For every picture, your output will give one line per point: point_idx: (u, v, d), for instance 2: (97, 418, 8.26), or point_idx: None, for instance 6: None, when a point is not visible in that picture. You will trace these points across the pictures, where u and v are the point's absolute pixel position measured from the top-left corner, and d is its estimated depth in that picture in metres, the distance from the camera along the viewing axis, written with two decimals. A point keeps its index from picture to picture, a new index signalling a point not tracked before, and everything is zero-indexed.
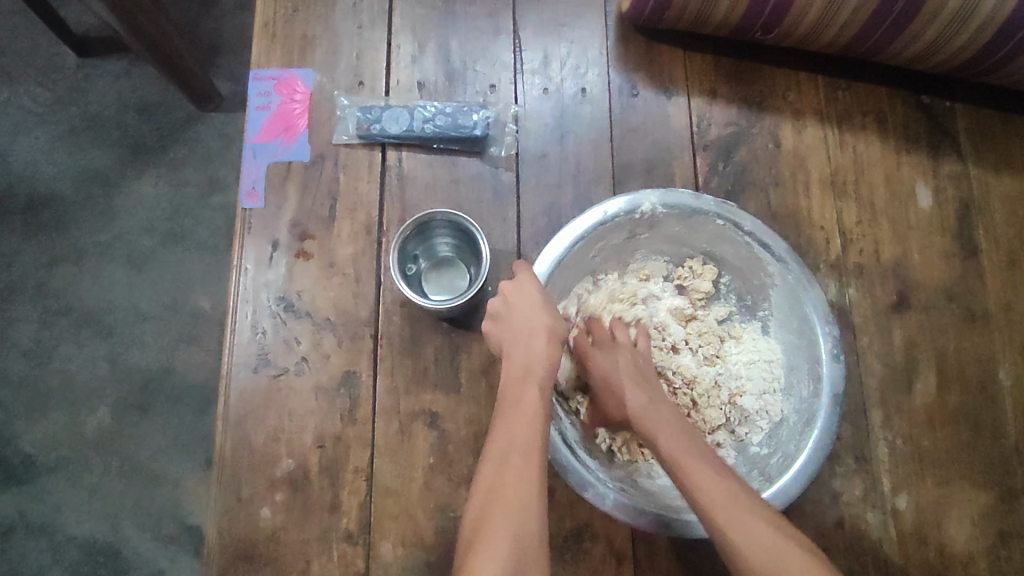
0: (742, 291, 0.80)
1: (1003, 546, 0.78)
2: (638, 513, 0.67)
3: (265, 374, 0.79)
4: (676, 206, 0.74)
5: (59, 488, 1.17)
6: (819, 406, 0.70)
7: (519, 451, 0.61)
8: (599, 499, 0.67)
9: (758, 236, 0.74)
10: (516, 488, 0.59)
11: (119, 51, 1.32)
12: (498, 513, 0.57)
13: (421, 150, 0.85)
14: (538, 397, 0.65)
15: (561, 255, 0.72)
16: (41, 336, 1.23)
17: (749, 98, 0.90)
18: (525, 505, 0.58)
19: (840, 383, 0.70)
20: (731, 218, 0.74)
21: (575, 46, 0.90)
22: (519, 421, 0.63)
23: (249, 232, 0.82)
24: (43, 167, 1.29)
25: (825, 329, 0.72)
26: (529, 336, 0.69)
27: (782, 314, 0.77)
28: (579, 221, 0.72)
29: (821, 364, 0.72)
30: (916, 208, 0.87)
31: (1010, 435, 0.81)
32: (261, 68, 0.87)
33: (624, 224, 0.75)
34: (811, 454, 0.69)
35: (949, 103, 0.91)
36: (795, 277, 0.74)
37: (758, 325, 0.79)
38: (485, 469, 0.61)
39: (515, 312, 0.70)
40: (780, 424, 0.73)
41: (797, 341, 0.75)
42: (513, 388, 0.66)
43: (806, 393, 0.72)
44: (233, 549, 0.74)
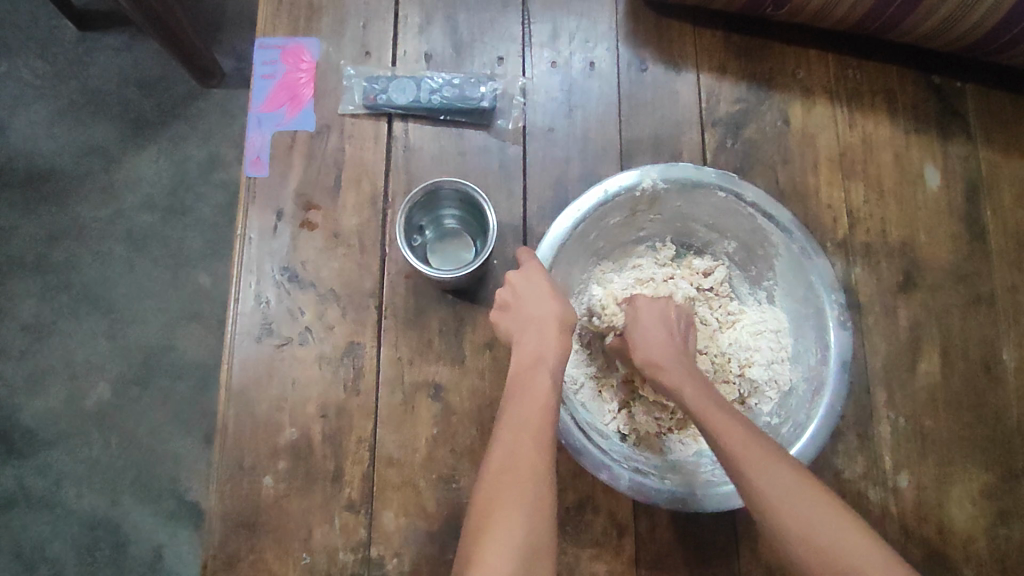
0: (748, 261, 0.80)
1: (1004, 525, 0.78)
2: (653, 492, 0.67)
3: (268, 345, 0.78)
4: (676, 179, 0.71)
5: (59, 461, 1.18)
6: (827, 372, 0.68)
7: (530, 435, 0.60)
8: (614, 480, 0.67)
9: (762, 207, 0.71)
10: (526, 472, 0.58)
11: (120, 24, 1.31)
12: (507, 497, 0.57)
13: (427, 122, 0.84)
14: (548, 380, 0.64)
15: (562, 237, 0.70)
16: (42, 310, 1.22)
17: (759, 75, 0.89)
18: (535, 487, 0.58)
19: (847, 349, 0.68)
20: (733, 189, 0.71)
21: (584, 20, 0.89)
22: (530, 404, 0.63)
23: (253, 201, 0.82)
24: (44, 141, 1.28)
25: (830, 296, 0.70)
26: (540, 326, 0.68)
27: (789, 285, 0.76)
28: (578, 202, 0.70)
29: (828, 331, 0.69)
30: (924, 188, 0.87)
31: (1013, 415, 0.81)
32: (266, 36, 0.86)
33: (624, 202, 0.73)
34: (821, 423, 0.67)
35: (960, 83, 0.90)
36: (799, 245, 0.71)
37: (764, 296, 0.79)
38: (494, 451, 0.61)
39: (523, 289, 0.69)
40: (789, 395, 0.72)
41: (804, 310, 0.74)
42: (522, 372, 0.66)
43: (813, 361, 0.70)
44: (236, 517, 0.74)
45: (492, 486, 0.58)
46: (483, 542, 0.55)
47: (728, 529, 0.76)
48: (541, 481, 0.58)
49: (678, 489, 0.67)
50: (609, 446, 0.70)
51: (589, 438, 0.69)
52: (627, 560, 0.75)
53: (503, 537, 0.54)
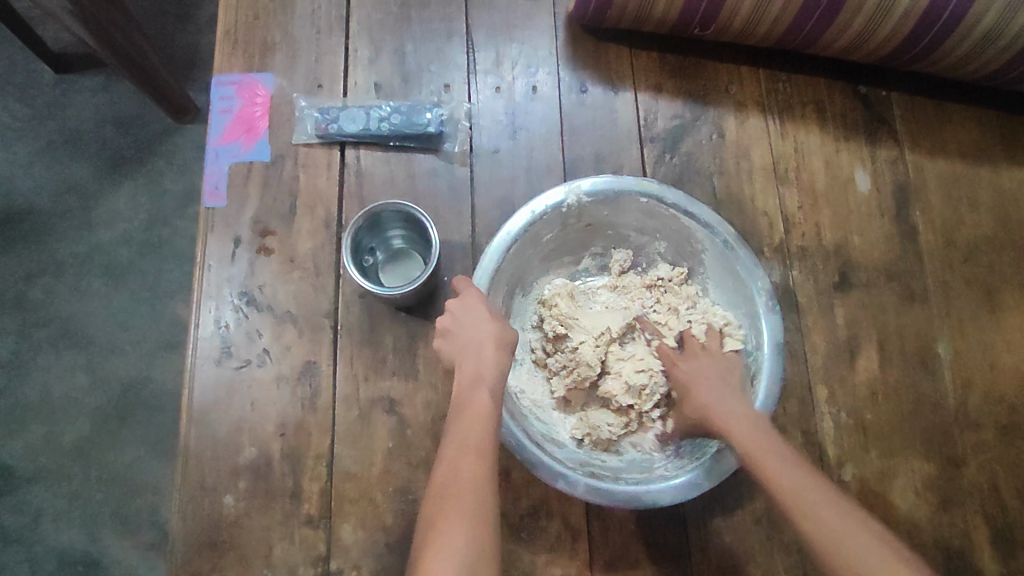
0: (680, 257, 0.84)
1: (946, 513, 0.81)
2: (610, 494, 0.68)
3: (227, 367, 0.81)
4: (598, 192, 0.76)
5: (37, 497, 1.19)
6: (763, 355, 0.73)
7: (473, 447, 0.64)
8: (570, 487, 0.68)
9: (683, 207, 0.76)
10: (470, 482, 0.61)
11: (95, 66, 1.36)
12: (452, 510, 0.60)
13: (378, 148, 0.88)
14: (488, 399, 0.67)
15: (497, 259, 0.74)
16: (19, 347, 1.25)
17: (693, 92, 0.94)
18: (479, 496, 0.61)
19: (779, 330, 0.73)
20: (654, 194, 0.76)
21: (526, 47, 0.94)
22: (472, 424, 0.65)
23: (212, 230, 0.85)
24: (21, 181, 1.31)
25: (757, 282, 0.75)
26: (478, 346, 0.71)
27: (718, 276, 0.80)
28: (510, 224, 0.74)
29: (759, 317, 0.75)
30: (856, 192, 0.91)
31: (950, 406, 0.84)
32: (223, 73, 0.91)
33: (553, 219, 0.77)
34: (763, 401, 0.72)
35: (885, 93, 0.95)
36: (722, 239, 0.76)
37: (697, 287, 0.84)
38: (438, 466, 0.64)
39: (462, 315, 0.73)
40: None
41: (735, 298, 0.79)
42: (463, 392, 0.69)
43: (751, 345, 0.76)
44: (199, 537, 0.76)
45: (437, 501, 0.61)
46: (428, 553, 0.57)
47: (679, 528, 0.79)
48: (484, 490, 0.61)
49: (634, 489, 0.69)
50: (563, 455, 0.72)
51: (543, 449, 0.71)
52: (581, 563, 0.77)
53: (446, 544, 0.57)
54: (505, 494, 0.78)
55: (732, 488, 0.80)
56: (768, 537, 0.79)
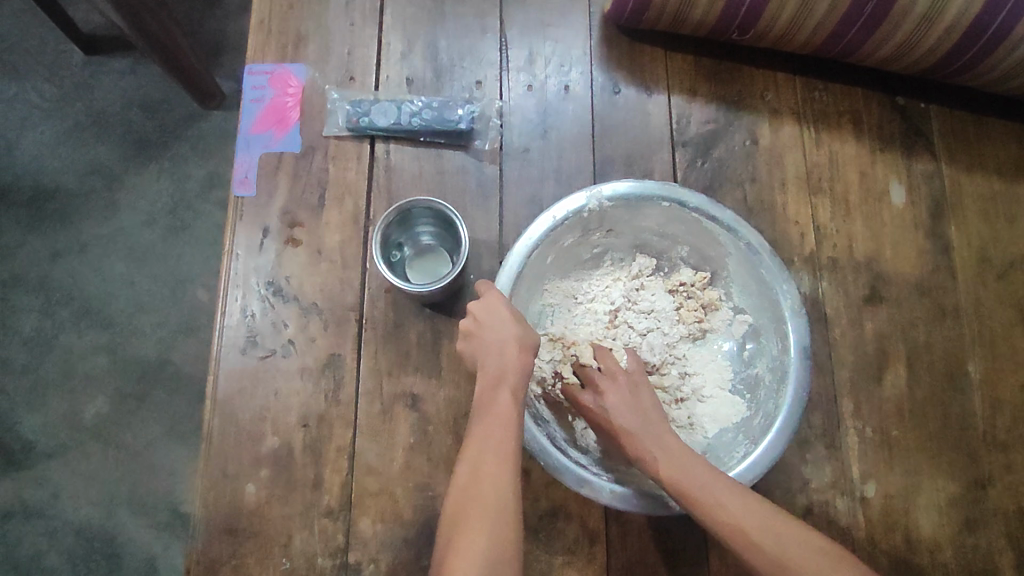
0: (702, 262, 0.83)
1: (970, 534, 0.80)
2: (635, 499, 0.68)
3: (253, 356, 0.81)
4: (620, 197, 0.75)
5: (57, 474, 1.20)
6: (789, 362, 0.72)
7: (495, 450, 0.63)
8: (596, 493, 0.68)
9: (704, 211, 0.75)
10: (493, 486, 0.61)
11: (125, 49, 1.36)
12: (476, 512, 0.60)
13: (407, 143, 0.88)
14: (509, 400, 0.66)
15: (521, 262, 0.73)
16: (43, 326, 1.26)
17: (727, 97, 0.92)
18: (501, 502, 0.61)
19: (805, 337, 0.73)
20: (675, 197, 0.75)
21: (559, 45, 0.93)
22: (492, 427, 0.65)
23: (241, 219, 0.85)
24: (49, 162, 1.32)
25: (781, 287, 0.74)
26: (500, 347, 0.70)
27: (742, 280, 0.80)
28: (532, 228, 0.74)
29: (785, 322, 0.74)
30: (890, 205, 0.90)
31: (978, 426, 0.83)
32: (255, 62, 0.91)
33: (574, 224, 0.77)
34: (789, 409, 0.70)
35: (924, 104, 0.93)
36: (745, 243, 0.75)
37: (721, 292, 0.83)
38: (460, 472, 0.64)
39: (484, 316, 0.71)
40: (759, 385, 0.77)
41: (760, 302, 0.78)
42: (485, 395, 0.68)
43: (775, 350, 0.75)
44: (220, 523, 0.77)
45: (459, 505, 0.61)
46: (453, 563, 0.57)
47: (698, 537, 0.78)
48: (506, 494, 0.61)
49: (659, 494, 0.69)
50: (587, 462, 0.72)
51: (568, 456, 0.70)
52: (598, 567, 0.77)
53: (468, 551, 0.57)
54: (525, 494, 0.78)
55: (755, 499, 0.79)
56: None
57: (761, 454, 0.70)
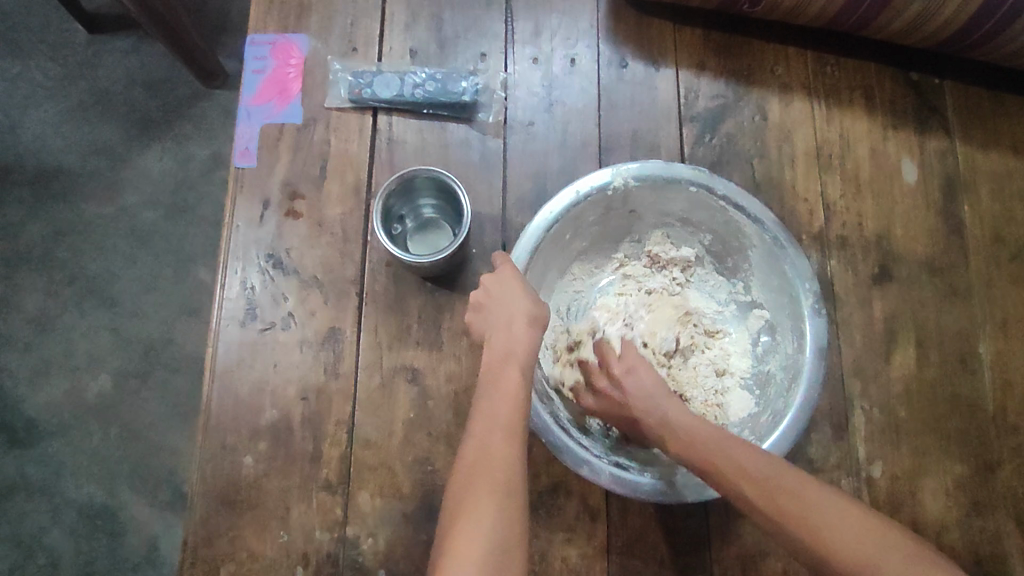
0: (723, 255, 0.82)
1: (977, 516, 0.78)
2: (632, 485, 0.67)
3: (252, 329, 0.81)
4: (647, 176, 0.74)
5: (59, 451, 1.20)
6: (803, 360, 0.71)
7: (502, 429, 0.62)
8: (594, 475, 0.67)
9: (732, 199, 0.74)
10: (501, 467, 0.59)
11: (129, 28, 1.35)
12: (480, 487, 0.58)
13: (410, 116, 0.87)
14: (520, 379, 0.65)
15: (536, 240, 0.72)
16: (46, 304, 1.26)
17: (737, 71, 0.90)
18: (508, 484, 0.59)
19: (822, 335, 0.71)
20: (705, 183, 0.74)
21: (566, 18, 0.91)
22: (502, 402, 0.64)
23: (241, 191, 0.84)
24: (53, 140, 1.32)
25: (805, 284, 0.72)
26: (510, 323, 0.69)
27: (764, 274, 0.78)
28: (552, 203, 0.72)
29: (803, 320, 0.72)
30: (902, 182, 0.88)
31: (988, 408, 0.81)
32: (257, 33, 0.89)
33: (597, 202, 0.75)
34: (798, 409, 0.69)
35: (938, 80, 0.91)
36: (771, 236, 0.74)
37: (739, 284, 0.82)
38: (467, 447, 0.62)
39: (498, 292, 0.71)
40: (768, 383, 0.75)
41: (780, 296, 0.76)
42: (493, 369, 0.67)
43: (791, 349, 0.73)
44: (217, 495, 0.76)
45: (466, 481, 0.59)
46: (456, 538, 0.55)
47: (699, 516, 0.77)
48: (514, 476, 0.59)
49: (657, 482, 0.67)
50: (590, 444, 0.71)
51: (569, 434, 0.69)
52: (598, 544, 0.76)
53: (475, 537, 0.55)
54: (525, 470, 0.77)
55: None
56: None
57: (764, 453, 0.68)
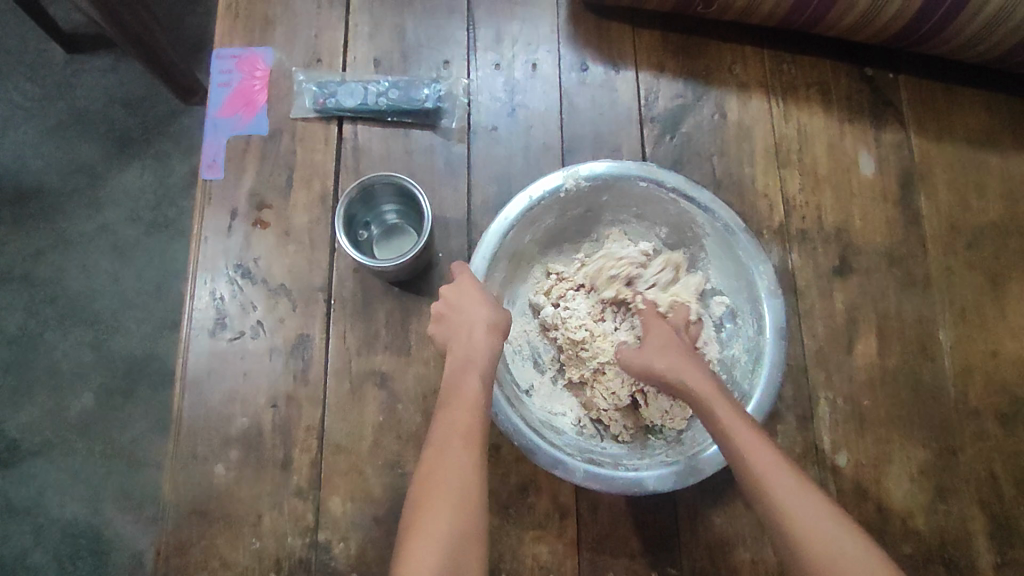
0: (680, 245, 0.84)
1: (942, 501, 0.80)
2: (608, 480, 0.68)
3: (222, 338, 0.81)
4: (598, 177, 0.75)
5: (41, 470, 1.20)
6: (765, 343, 0.72)
7: (459, 436, 0.63)
8: (569, 474, 0.68)
9: (682, 191, 0.75)
10: (457, 475, 0.61)
11: (105, 47, 1.36)
12: (437, 495, 0.59)
13: (375, 124, 0.88)
14: (479, 386, 0.66)
15: (495, 245, 0.73)
16: (26, 323, 1.26)
17: (695, 72, 0.92)
18: (464, 489, 0.60)
19: (781, 317, 0.72)
20: (654, 178, 0.75)
21: (526, 24, 0.93)
22: (460, 409, 0.65)
23: (209, 203, 0.85)
24: (31, 160, 1.32)
25: (759, 269, 0.74)
26: (469, 330, 0.70)
27: (720, 261, 0.80)
28: (507, 209, 0.73)
29: (762, 303, 0.74)
30: (859, 175, 0.90)
31: (950, 393, 0.83)
32: (223, 47, 0.91)
33: (551, 205, 0.77)
34: (764, 391, 0.71)
35: (892, 75, 0.93)
36: (723, 224, 0.75)
37: (698, 273, 0.83)
38: (427, 454, 0.63)
39: (457, 301, 0.72)
40: (734, 368, 0.77)
41: (738, 282, 0.78)
42: (453, 376, 0.68)
43: (752, 332, 0.75)
44: (190, 506, 0.76)
45: (424, 489, 0.61)
46: (412, 545, 0.57)
47: (668, 510, 0.78)
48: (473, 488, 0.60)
49: (629, 476, 0.68)
50: (562, 442, 0.72)
51: (541, 435, 0.70)
52: (568, 542, 0.77)
53: (430, 544, 0.56)
54: (494, 470, 0.78)
55: (729, 476, 0.79)
56: (757, 520, 0.78)
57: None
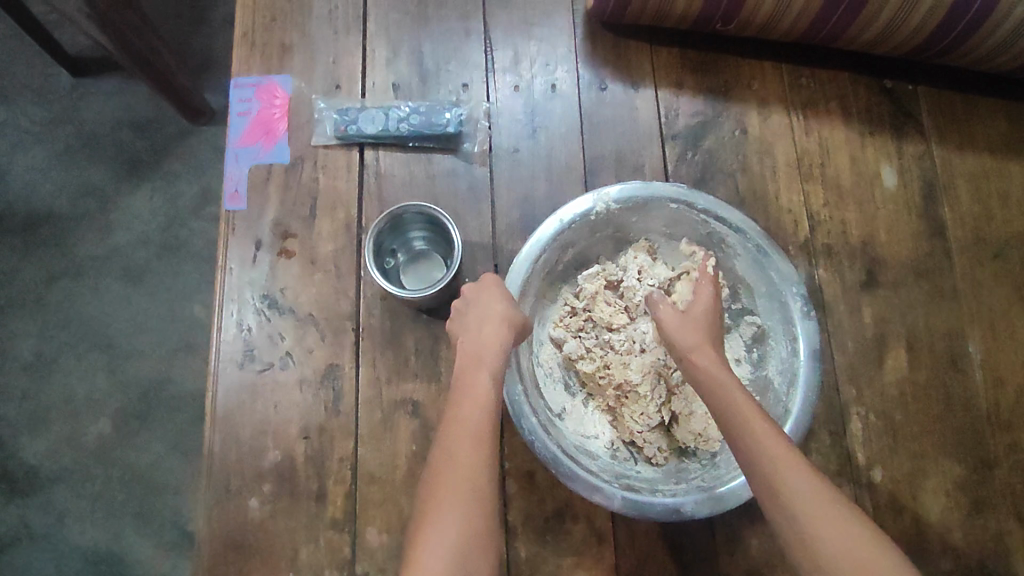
0: None
1: (978, 515, 0.79)
2: (646, 506, 0.68)
3: (251, 371, 0.81)
4: (628, 199, 0.75)
5: (61, 498, 1.20)
6: (799, 364, 0.72)
7: (469, 432, 0.62)
8: (607, 501, 0.68)
9: (713, 212, 0.76)
10: (466, 468, 0.60)
11: (112, 70, 1.36)
12: (445, 490, 0.59)
13: (397, 149, 0.88)
14: (488, 382, 0.66)
15: (527, 270, 0.74)
16: (41, 350, 1.26)
17: (714, 87, 0.92)
18: (473, 483, 0.59)
19: (815, 338, 0.73)
20: (685, 200, 0.75)
21: (544, 45, 0.93)
22: (470, 404, 0.64)
23: (233, 233, 0.85)
24: (41, 186, 1.32)
25: (792, 290, 0.74)
26: (480, 326, 0.70)
27: (750, 281, 0.80)
28: (538, 233, 0.74)
29: (795, 324, 0.74)
30: (882, 187, 0.90)
31: (981, 405, 0.83)
32: (241, 76, 0.90)
33: (581, 228, 0.77)
34: (799, 414, 0.71)
35: (911, 86, 0.93)
36: (754, 244, 0.75)
37: (726, 292, 0.83)
38: (435, 451, 0.63)
39: (472, 302, 0.72)
40: (767, 387, 0.76)
41: (768, 302, 0.78)
42: (463, 372, 0.68)
43: (785, 353, 0.75)
44: (225, 540, 0.76)
45: (433, 484, 0.60)
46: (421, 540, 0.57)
47: (705, 532, 0.78)
48: (482, 482, 0.60)
49: (668, 502, 0.68)
50: (598, 468, 0.72)
51: (577, 461, 0.70)
52: (606, 567, 0.76)
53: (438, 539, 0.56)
54: (530, 496, 0.78)
55: None
56: None
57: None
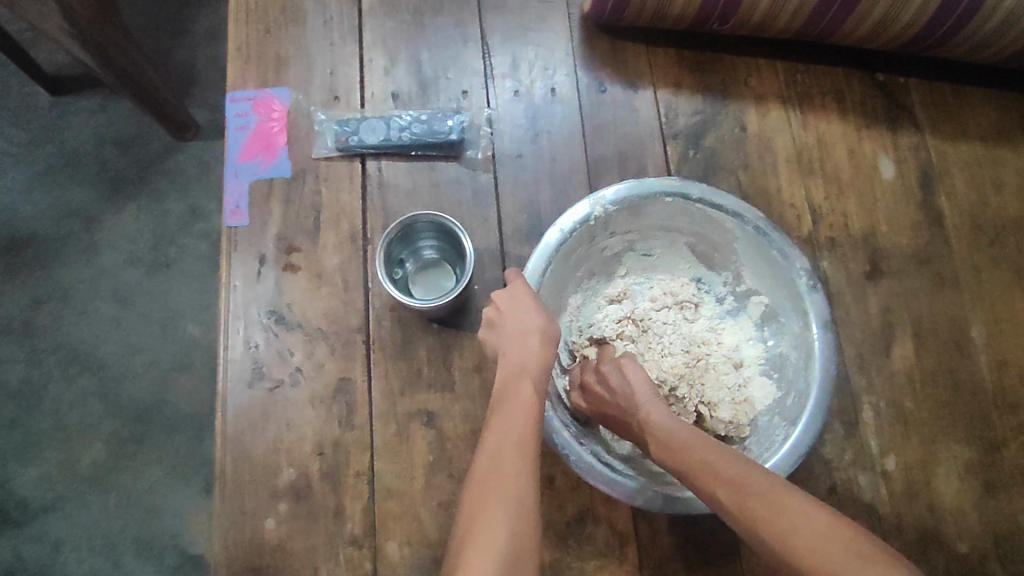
0: (708, 252, 0.83)
1: (991, 497, 0.81)
2: (686, 504, 0.67)
3: (260, 388, 0.80)
4: (623, 199, 0.75)
5: (56, 527, 1.16)
6: (813, 339, 0.73)
7: (514, 441, 0.62)
8: (650, 504, 0.67)
9: (708, 201, 0.76)
10: (514, 476, 0.60)
11: (93, 86, 1.33)
12: (493, 494, 0.58)
13: (399, 159, 0.87)
14: (532, 393, 0.66)
15: (540, 281, 0.73)
16: (30, 375, 1.23)
17: (712, 86, 0.93)
18: (520, 488, 0.59)
19: (824, 309, 0.73)
20: (678, 192, 0.76)
21: (542, 49, 0.93)
22: (513, 414, 0.64)
23: (236, 250, 0.84)
24: (23, 207, 1.29)
25: (796, 264, 0.74)
26: (524, 337, 0.69)
27: (752, 263, 0.80)
28: (542, 245, 0.73)
29: (804, 297, 0.74)
30: (881, 179, 0.91)
31: (988, 389, 0.84)
32: (237, 89, 0.89)
33: (582, 234, 0.76)
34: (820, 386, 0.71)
35: (903, 79, 0.95)
36: (753, 226, 0.76)
37: (732, 276, 0.83)
38: (478, 459, 0.62)
39: (509, 310, 0.71)
40: (785, 364, 0.76)
41: (774, 279, 0.78)
42: (506, 384, 0.67)
43: (797, 328, 0.75)
44: (241, 563, 0.74)
45: (479, 487, 0.59)
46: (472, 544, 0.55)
47: (727, 528, 0.78)
48: (521, 483, 0.59)
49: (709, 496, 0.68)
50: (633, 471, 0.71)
51: (612, 467, 0.69)
52: (630, 568, 0.76)
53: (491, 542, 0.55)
54: (551, 502, 0.77)
55: None
56: None
57: (803, 434, 0.70)
